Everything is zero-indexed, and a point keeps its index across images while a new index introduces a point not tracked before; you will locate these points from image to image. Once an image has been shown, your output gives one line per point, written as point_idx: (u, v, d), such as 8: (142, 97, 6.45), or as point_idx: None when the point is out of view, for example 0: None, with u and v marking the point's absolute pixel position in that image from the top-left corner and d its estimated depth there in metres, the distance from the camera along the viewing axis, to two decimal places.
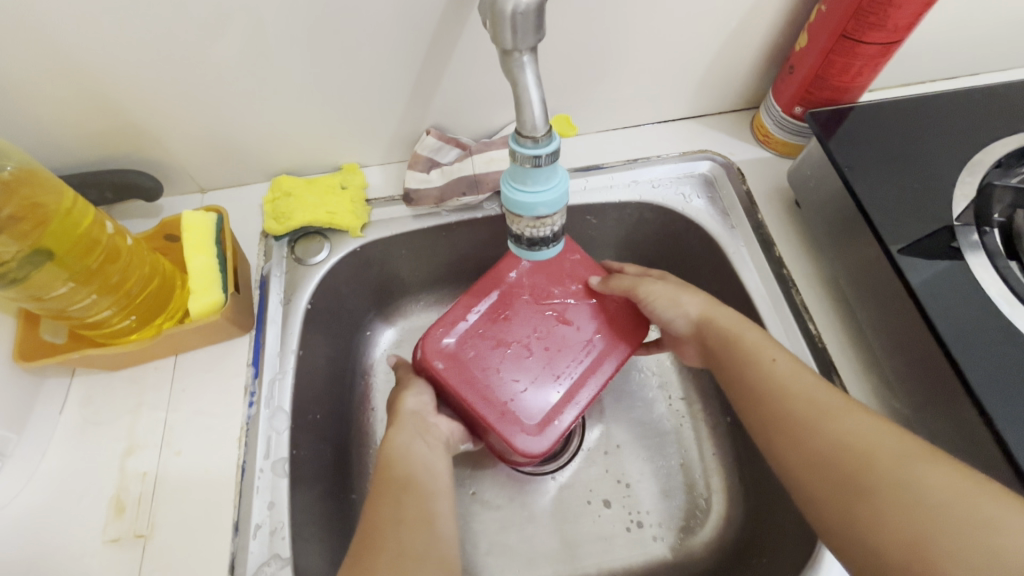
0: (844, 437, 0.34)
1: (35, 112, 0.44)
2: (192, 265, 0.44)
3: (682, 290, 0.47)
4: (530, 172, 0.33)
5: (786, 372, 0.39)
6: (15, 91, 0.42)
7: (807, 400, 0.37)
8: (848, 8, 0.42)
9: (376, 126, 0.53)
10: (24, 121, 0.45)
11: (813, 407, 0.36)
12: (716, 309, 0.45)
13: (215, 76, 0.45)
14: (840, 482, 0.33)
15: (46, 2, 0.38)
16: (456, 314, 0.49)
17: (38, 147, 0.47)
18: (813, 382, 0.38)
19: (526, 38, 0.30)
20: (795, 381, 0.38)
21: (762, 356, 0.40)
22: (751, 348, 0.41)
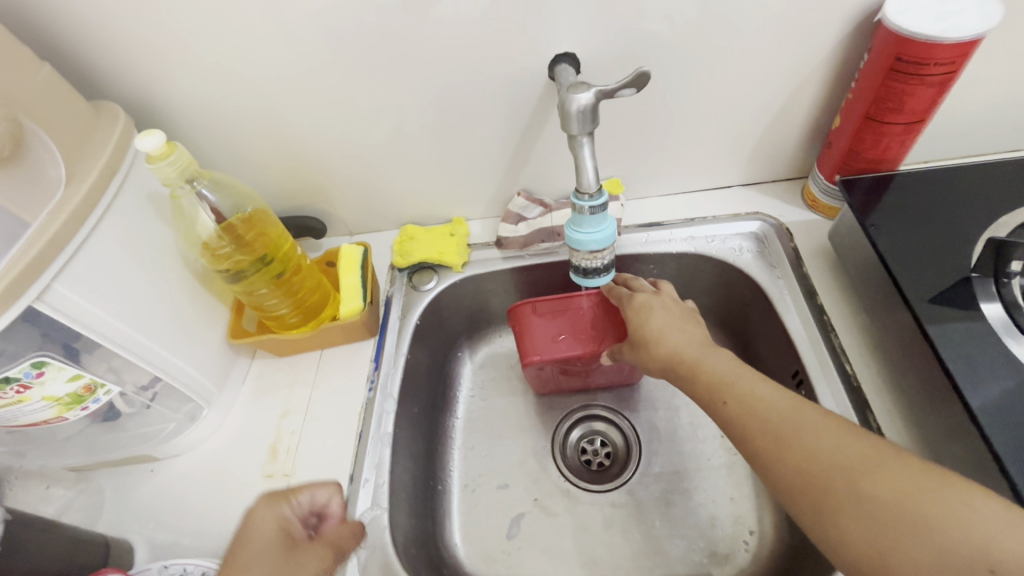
0: (812, 450, 0.38)
1: (260, 176, 0.66)
2: (346, 281, 0.61)
3: (653, 332, 0.50)
4: (585, 217, 0.45)
5: (747, 400, 0.42)
6: (252, 163, 0.64)
7: (772, 422, 0.40)
8: (869, 96, 0.51)
9: (481, 188, 0.69)
10: (251, 180, 0.66)
11: (779, 425, 0.40)
12: (679, 337, 0.49)
13: (376, 154, 0.64)
14: (818, 494, 0.37)
15: (285, 111, 0.59)
16: (538, 388, 0.70)
17: None
18: (778, 400, 0.41)
19: (586, 126, 0.43)
20: (754, 409, 0.42)
21: (716, 401, 0.44)
22: (709, 387, 0.45)
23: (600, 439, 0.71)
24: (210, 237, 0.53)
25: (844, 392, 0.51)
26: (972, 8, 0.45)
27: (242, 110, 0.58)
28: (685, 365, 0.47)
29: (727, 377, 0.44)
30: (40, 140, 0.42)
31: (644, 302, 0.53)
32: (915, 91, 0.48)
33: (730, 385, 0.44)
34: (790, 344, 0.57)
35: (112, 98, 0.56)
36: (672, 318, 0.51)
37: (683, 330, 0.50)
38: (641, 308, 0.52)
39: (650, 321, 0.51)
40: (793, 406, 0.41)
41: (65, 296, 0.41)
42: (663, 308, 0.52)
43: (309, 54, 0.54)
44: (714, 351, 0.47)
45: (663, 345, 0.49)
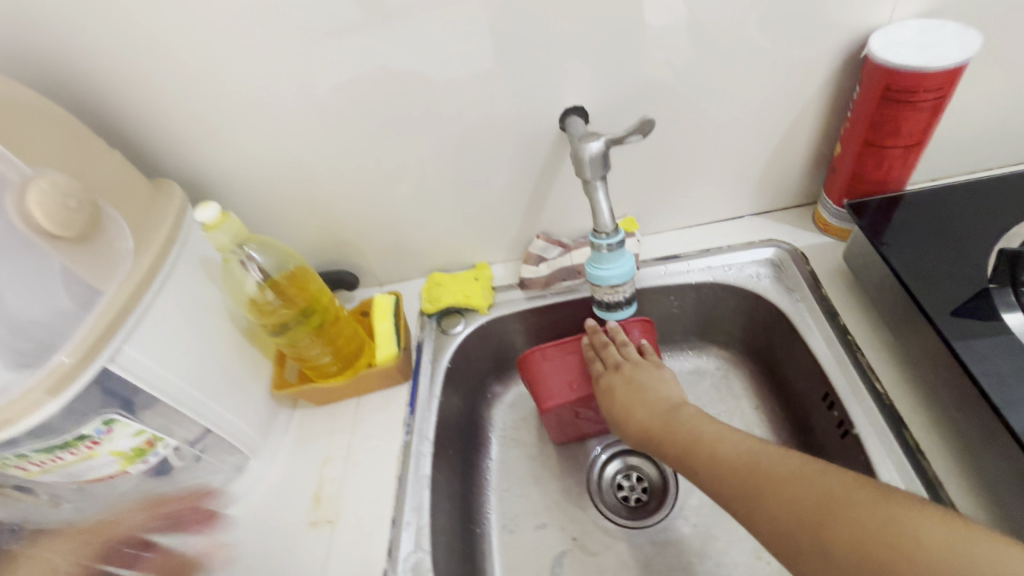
0: (775, 498, 0.40)
1: (298, 235, 0.71)
2: (380, 328, 0.65)
3: (626, 407, 0.55)
4: (604, 254, 0.48)
5: (714, 457, 0.46)
6: (291, 224, 0.70)
7: (737, 481, 0.43)
8: (865, 123, 0.54)
9: (502, 234, 0.73)
10: (290, 241, 0.72)
11: (739, 480, 0.43)
12: (648, 409, 0.54)
13: (404, 208, 0.69)
14: (796, 531, 0.38)
15: (321, 175, 0.64)
16: (557, 435, 0.70)
17: None
18: (736, 455, 0.45)
19: (597, 171, 0.46)
20: (719, 471, 0.45)
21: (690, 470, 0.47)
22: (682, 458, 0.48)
23: (635, 474, 0.71)
24: (256, 293, 0.57)
25: (877, 410, 0.51)
26: (952, 38, 0.48)
27: (282, 178, 0.64)
28: (658, 438, 0.51)
29: (693, 437, 0.48)
30: (113, 218, 0.47)
31: (603, 380, 0.58)
32: (909, 115, 0.51)
33: (696, 446, 0.48)
34: (817, 366, 0.57)
35: (169, 176, 0.63)
36: (633, 389, 0.56)
37: (646, 398, 0.55)
38: (606, 388, 0.58)
39: (621, 398, 0.56)
40: (749, 459, 0.44)
41: (132, 354, 0.46)
42: (623, 382, 0.56)
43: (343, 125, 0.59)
44: (678, 412, 0.52)
45: (637, 423, 0.54)
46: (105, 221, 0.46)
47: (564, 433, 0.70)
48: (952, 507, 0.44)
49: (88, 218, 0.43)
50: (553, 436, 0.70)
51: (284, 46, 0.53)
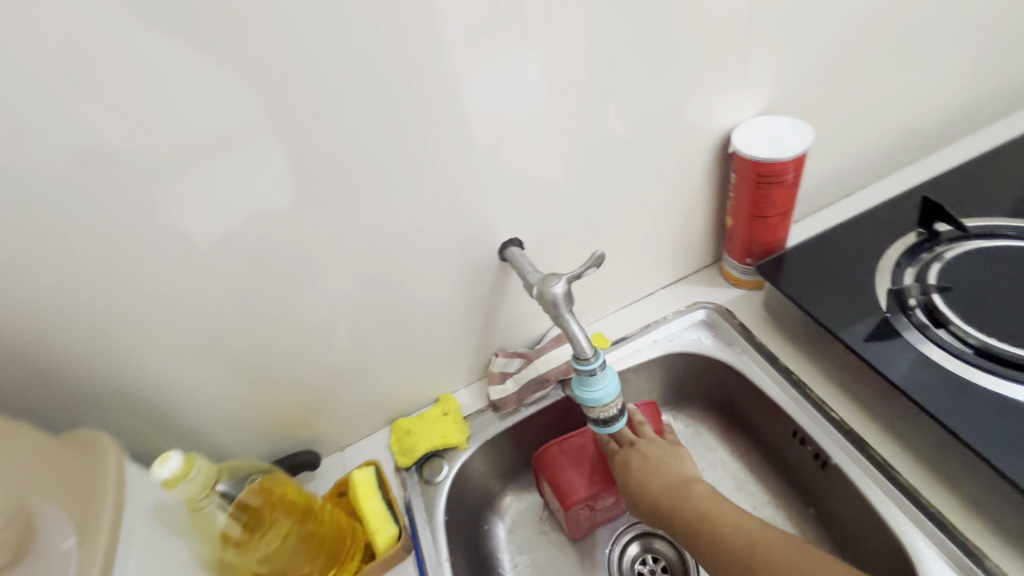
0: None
1: (249, 421, 0.66)
2: (369, 508, 0.59)
3: (642, 484, 0.54)
4: (592, 377, 0.50)
5: (725, 534, 0.47)
6: (240, 412, 0.65)
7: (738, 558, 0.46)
8: (748, 201, 0.64)
9: (460, 360, 0.73)
10: (239, 432, 0.66)
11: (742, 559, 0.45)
12: (663, 483, 0.53)
13: (360, 363, 0.68)
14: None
15: (268, 352, 0.61)
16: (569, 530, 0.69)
17: (244, 445, 0.68)
18: (745, 532, 0.47)
19: (565, 307, 0.49)
20: (730, 544, 0.47)
21: (696, 548, 0.49)
22: (691, 531, 0.49)
23: (651, 555, 0.72)
24: (226, 524, 0.52)
25: (843, 437, 0.58)
26: (791, 130, 0.61)
27: (223, 368, 0.60)
28: (669, 510, 0.51)
29: (708, 514, 0.49)
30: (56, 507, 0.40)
31: (621, 459, 0.57)
32: (779, 192, 0.62)
33: (709, 520, 0.49)
34: (778, 408, 0.64)
35: (92, 402, 0.56)
36: (650, 461, 0.55)
37: (661, 472, 0.54)
38: (622, 464, 0.56)
39: (632, 473, 0.55)
40: (753, 536, 0.46)
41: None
42: (639, 458, 0.55)
43: (288, 302, 0.59)
44: (692, 487, 0.52)
45: (646, 500, 0.53)
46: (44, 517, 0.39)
47: (577, 528, 0.69)
48: (932, 506, 0.51)
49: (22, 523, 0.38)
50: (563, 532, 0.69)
51: (222, 248, 0.52)
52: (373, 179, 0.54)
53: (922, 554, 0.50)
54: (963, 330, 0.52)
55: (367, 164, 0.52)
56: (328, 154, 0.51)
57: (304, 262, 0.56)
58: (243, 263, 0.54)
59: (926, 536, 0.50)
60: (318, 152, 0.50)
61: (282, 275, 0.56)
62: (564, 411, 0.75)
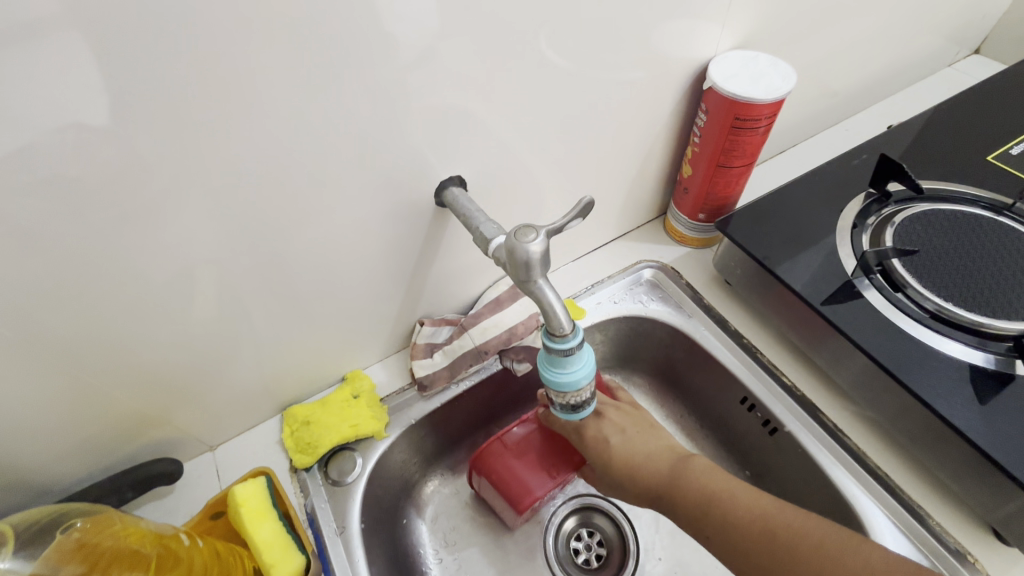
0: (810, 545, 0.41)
1: (60, 429, 0.45)
2: (260, 536, 0.44)
3: (631, 463, 0.51)
4: (567, 358, 0.40)
5: (734, 516, 0.45)
6: (42, 417, 0.43)
7: (767, 533, 0.43)
8: (716, 147, 0.57)
9: (375, 330, 0.59)
10: (46, 443, 0.45)
11: (758, 529, 0.44)
12: (645, 460, 0.51)
13: (235, 337, 0.50)
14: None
15: (83, 332, 0.41)
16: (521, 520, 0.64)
17: (55, 462, 0.47)
18: (758, 503, 0.45)
19: (538, 272, 0.37)
20: (746, 520, 0.44)
21: (702, 531, 0.46)
22: (696, 513, 0.47)
23: (588, 529, 0.67)
24: None
25: (793, 402, 0.57)
26: (771, 67, 0.54)
27: (7, 355, 0.39)
28: (665, 491, 0.49)
29: (710, 493, 0.47)
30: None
31: (594, 434, 0.53)
32: (750, 139, 0.56)
33: (714, 501, 0.46)
34: (728, 373, 0.61)
35: None
36: (632, 439, 0.53)
37: (645, 451, 0.52)
38: (596, 441, 0.53)
39: (613, 448, 0.52)
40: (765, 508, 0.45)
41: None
42: (616, 431, 0.53)
43: (127, 255, 0.39)
44: (687, 465, 0.50)
45: (637, 480, 0.51)
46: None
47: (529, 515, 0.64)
48: (878, 468, 0.52)
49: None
50: (514, 522, 0.64)
51: None
52: (266, 74, 0.36)
53: (871, 515, 0.50)
54: (921, 295, 0.52)
55: (257, 48, 0.35)
56: (191, 23, 0.32)
57: (150, 196, 0.37)
58: (28, 195, 0.33)
59: (875, 499, 0.51)
60: (171, 14, 0.31)
61: (108, 213, 0.37)
62: (500, 385, 0.65)
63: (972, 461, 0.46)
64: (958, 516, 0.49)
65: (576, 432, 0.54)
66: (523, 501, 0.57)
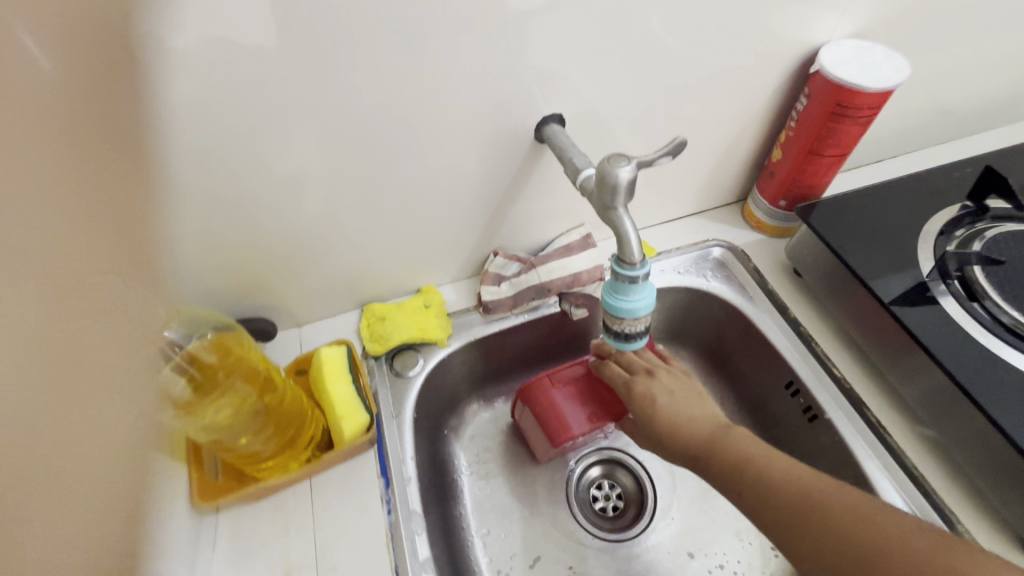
0: (849, 519, 0.40)
1: (194, 275, 0.54)
2: (338, 394, 0.50)
3: (674, 422, 0.52)
4: (631, 286, 0.44)
5: (773, 480, 0.45)
6: (183, 261, 0.53)
7: (799, 499, 0.43)
8: (811, 133, 0.58)
9: (453, 252, 0.65)
10: (182, 284, 0.54)
11: (797, 494, 0.43)
12: (685, 420, 0.52)
13: (339, 230, 0.57)
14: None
15: (228, 193, 0.49)
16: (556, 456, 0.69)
17: None
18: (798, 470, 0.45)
19: (622, 199, 0.42)
20: (785, 484, 0.44)
21: (735, 492, 0.46)
22: (733, 475, 0.47)
23: (609, 481, 0.71)
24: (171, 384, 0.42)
25: (840, 395, 0.58)
26: (884, 60, 0.54)
27: (174, 202, 0.48)
28: (703, 451, 0.49)
29: (750, 459, 0.47)
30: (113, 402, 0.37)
31: (643, 390, 0.55)
32: (848, 128, 0.56)
33: (753, 465, 0.46)
34: (779, 357, 0.62)
35: None
36: (678, 401, 0.54)
37: (691, 415, 0.53)
38: (643, 397, 0.55)
39: (657, 406, 0.53)
40: (805, 476, 0.44)
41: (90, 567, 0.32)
42: (664, 394, 0.54)
43: (276, 133, 0.47)
44: (730, 432, 0.50)
45: (677, 439, 0.51)
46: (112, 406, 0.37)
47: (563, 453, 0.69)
48: (917, 471, 0.52)
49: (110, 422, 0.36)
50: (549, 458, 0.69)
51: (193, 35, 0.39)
52: None
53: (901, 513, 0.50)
54: (998, 306, 0.51)
55: None
56: None
57: (305, 83, 0.44)
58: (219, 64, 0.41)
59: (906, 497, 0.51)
60: None
61: (271, 93, 0.44)
62: (555, 327, 0.69)
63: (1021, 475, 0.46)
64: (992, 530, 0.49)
65: (626, 380, 0.57)
66: (559, 436, 0.61)
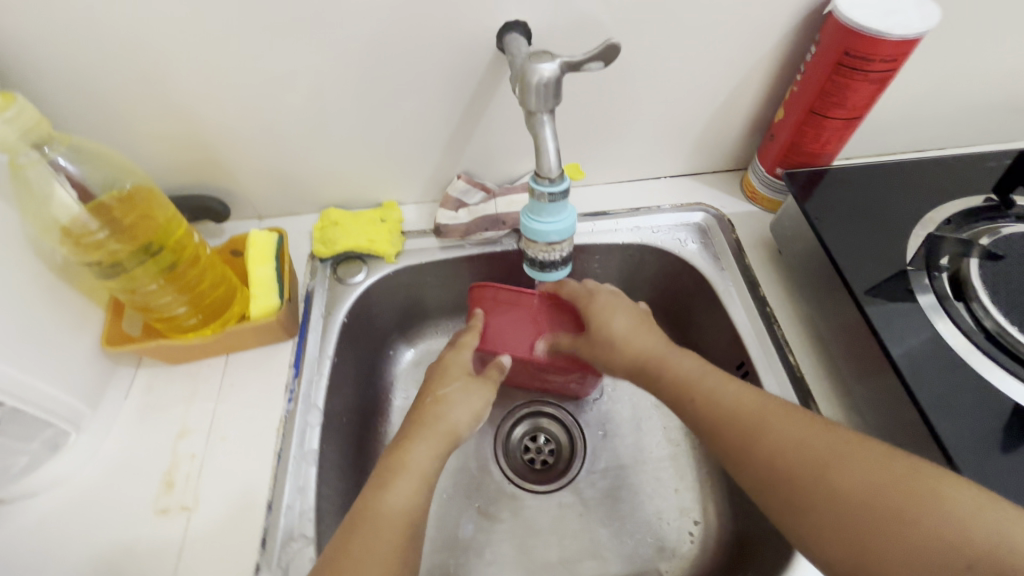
0: (789, 442, 0.40)
1: (149, 143, 0.55)
2: (257, 274, 0.52)
3: (626, 337, 0.52)
4: (546, 205, 0.41)
5: (719, 399, 0.45)
6: (136, 128, 0.54)
7: (740, 417, 0.43)
8: (814, 89, 0.51)
9: (415, 169, 0.63)
10: (140, 151, 0.56)
11: (742, 416, 0.43)
12: (640, 337, 0.52)
13: (294, 123, 0.56)
14: (782, 494, 0.39)
15: (176, 61, 0.49)
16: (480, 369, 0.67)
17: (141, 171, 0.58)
18: (750, 394, 0.44)
19: (545, 103, 0.38)
20: (734, 405, 0.44)
21: (684, 400, 0.47)
22: (680, 388, 0.47)
23: (542, 434, 0.69)
24: (70, 217, 0.42)
25: (789, 384, 0.52)
26: (914, 7, 0.46)
27: (122, 63, 0.48)
28: (655, 366, 0.50)
29: (698, 378, 0.47)
30: (424, 454, 0.46)
31: (602, 301, 0.54)
32: (857, 85, 0.49)
33: (699, 383, 0.47)
34: (736, 335, 0.57)
35: None
36: (637, 321, 0.53)
37: (647, 333, 0.52)
38: (602, 312, 0.53)
39: (615, 324, 0.52)
40: (757, 401, 0.44)
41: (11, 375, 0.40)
42: (625, 312, 0.53)
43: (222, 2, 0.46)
44: (682, 352, 0.50)
45: (630, 351, 0.51)
46: (428, 443, 0.47)
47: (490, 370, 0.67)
48: None
49: (418, 494, 0.44)
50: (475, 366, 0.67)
51: None
52: None
53: None
54: (985, 309, 0.44)
55: None
56: None
57: None
58: None
59: None
60: None
61: None
62: (512, 266, 0.67)
63: None
64: None
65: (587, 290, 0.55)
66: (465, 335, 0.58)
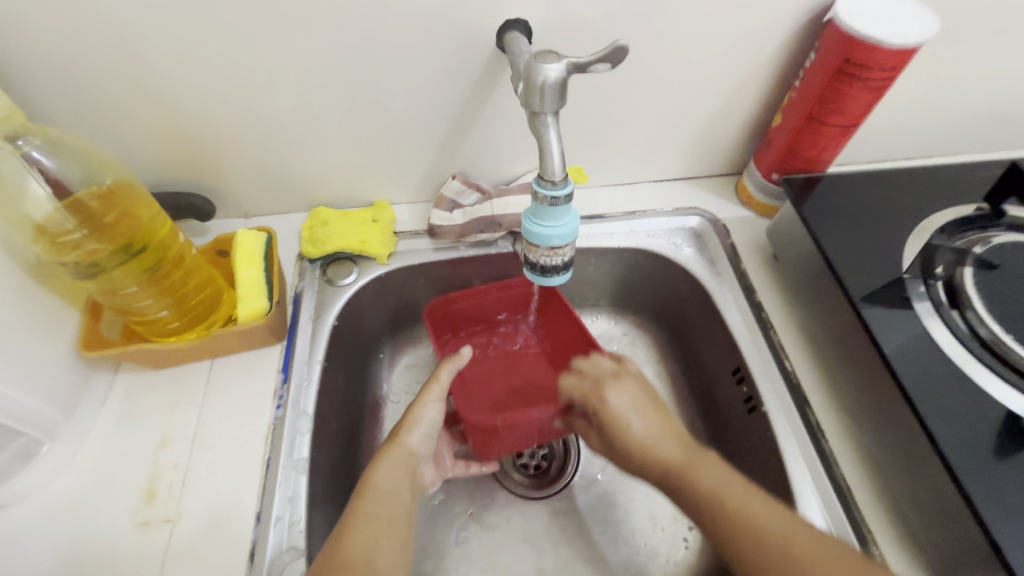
0: None
1: (130, 137, 0.53)
2: (244, 276, 0.50)
3: (649, 440, 0.46)
4: (550, 209, 0.40)
5: (746, 519, 0.40)
6: (115, 120, 0.51)
7: (773, 544, 0.38)
8: (814, 96, 0.51)
9: (408, 168, 0.61)
10: (120, 145, 0.53)
11: (774, 545, 0.38)
12: (659, 437, 0.46)
13: (284, 119, 0.54)
14: None
15: (159, 51, 0.47)
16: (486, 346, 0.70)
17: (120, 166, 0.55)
18: (782, 522, 0.39)
19: (549, 104, 0.37)
20: (764, 529, 0.39)
21: (707, 518, 0.41)
22: (705, 502, 0.42)
23: None
24: (44, 214, 0.40)
25: (785, 389, 0.52)
26: (913, 17, 0.46)
27: (101, 50, 0.46)
28: (675, 473, 0.44)
29: (723, 491, 0.41)
30: (388, 470, 0.45)
31: (614, 401, 0.49)
32: (856, 92, 0.49)
33: (723, 499, 0.41)
34: (731, 340, 0.57)
35: None
36: (651, 416, 0.48)
37: (664, 430, 0.47)
38: (614, 411, 0.48)
39: (630, 427, 0.47)
40: (789, 525, 0.39)
41: None
42: (637, 407, 0.48)
43: None
44: (700, 455, 0.44)
45: (648, 453, 0.46)
46: (390, 461, 0.46)
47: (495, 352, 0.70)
48: (844, 482, 0.46)
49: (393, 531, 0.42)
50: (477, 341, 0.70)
51: None
52: None
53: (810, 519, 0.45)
54: (979, 318, 0.45)
55: None
56: None
57: None
58: None
59: (823, 506, 0.46)
60: None
61: None
62: (506, 268, 0.66)
63: (950, 501, 0.41)
64: (917, 564, 0.42)
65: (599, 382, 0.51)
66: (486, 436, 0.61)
